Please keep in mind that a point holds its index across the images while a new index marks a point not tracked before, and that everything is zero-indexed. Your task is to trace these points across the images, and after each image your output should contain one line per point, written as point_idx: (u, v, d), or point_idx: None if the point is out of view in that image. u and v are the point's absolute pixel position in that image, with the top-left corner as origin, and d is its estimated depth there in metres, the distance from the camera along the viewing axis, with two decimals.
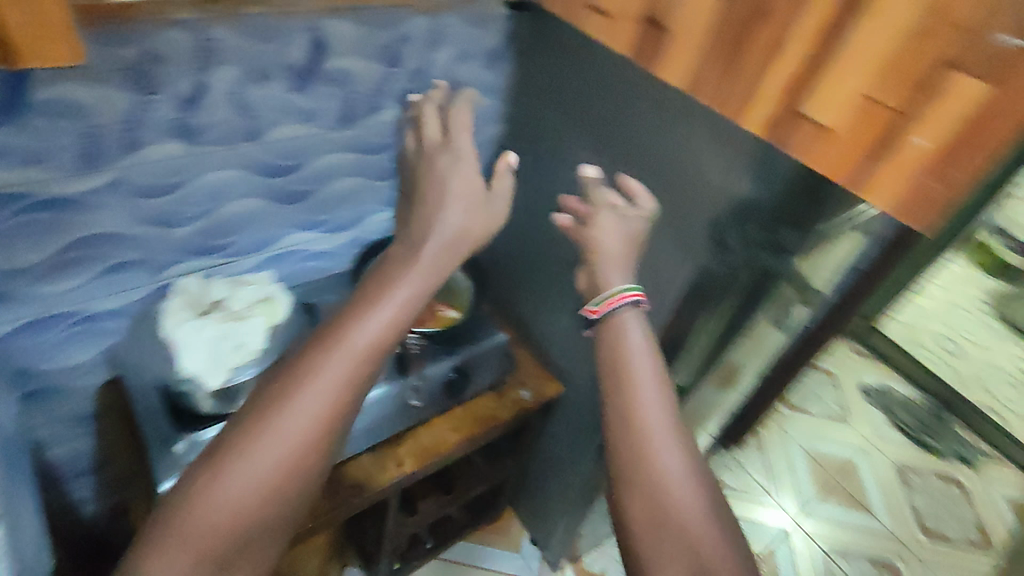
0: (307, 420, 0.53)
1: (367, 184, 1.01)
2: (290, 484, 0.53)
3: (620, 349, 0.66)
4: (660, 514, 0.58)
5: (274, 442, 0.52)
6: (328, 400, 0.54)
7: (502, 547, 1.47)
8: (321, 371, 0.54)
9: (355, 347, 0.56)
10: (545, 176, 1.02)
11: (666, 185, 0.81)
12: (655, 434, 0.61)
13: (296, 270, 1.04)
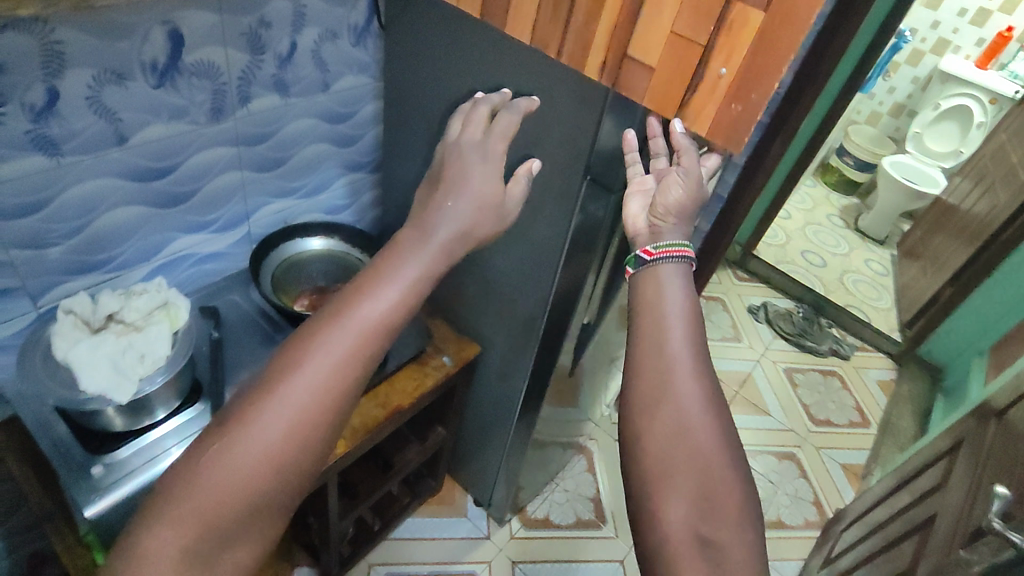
0: (298, 399, 0.46)
1: (253, 177, 0.99)
2: (292, 463, 0.46)
3: (655, 313, 0.56)
4: (674, 453, 0.52)
5: (266, 420, 0.45)
6: (326, 373, 0.47)
7: (447, 515, 1.52)
8: (313, 345, 0.48)
9: (369, 318, 0.49)
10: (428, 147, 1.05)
11: (539, 138, 0.87)
12: (677, 372, 0.54)
13: (190, 278, 1.01)
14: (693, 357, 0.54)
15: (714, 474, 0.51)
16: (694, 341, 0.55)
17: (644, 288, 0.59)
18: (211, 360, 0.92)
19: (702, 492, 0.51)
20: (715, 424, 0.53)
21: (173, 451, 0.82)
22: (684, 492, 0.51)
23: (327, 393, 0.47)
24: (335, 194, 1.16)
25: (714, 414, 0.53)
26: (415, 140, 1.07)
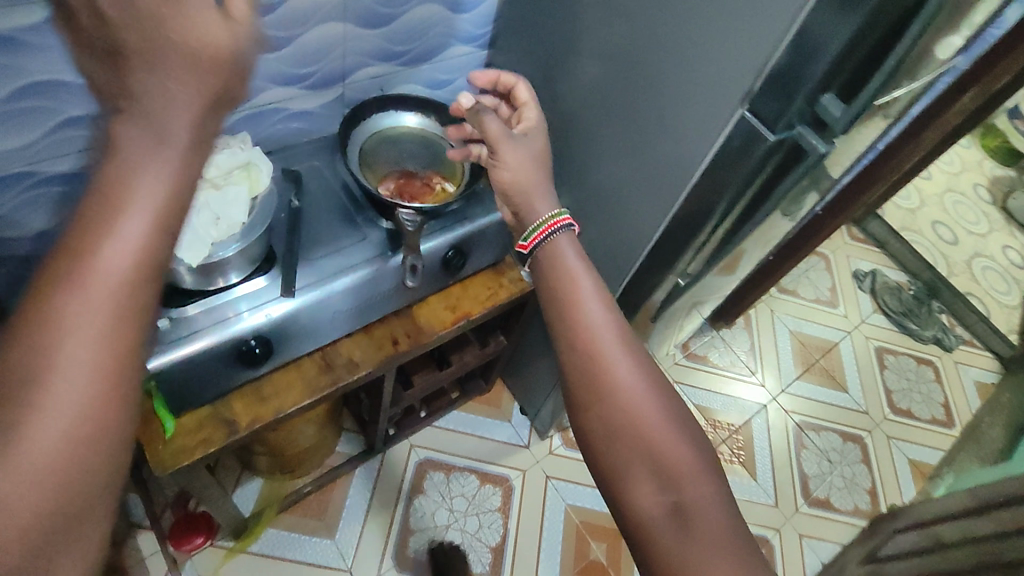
0: (86, 355, 0.35)
1: (356, 33, 0.88)
2: (101, 422, 0.36)
3: (554, 279, 0.65)
4: (598, 369, 0.60)
5: (61, 396, 0.34)
6: (89, 334, 0.35)
7: (492, 417, 1.51)
8: (49, 312, 0.34)
9: (116, 262, 0.35)
10: (556, 26, 0.89)
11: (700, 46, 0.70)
12: (586, 310, 0.62)
13: (276, 135, 0.94)
14: (597, 305, 0.62)
15: (631, 388, 0.58)
16: (597, 292, 0.64)
17: (547, 260, 0.67)
18: (287, 229, 0.87)
19: (622, 400, 0.58)
20: (636, 351, 0.61)
21: (241, 318, 0.79)
22: (622, 404, 0.58)
23: (102, 330, 0.35)
24: (440, 66, 1.03)
25: (630, 341, 0.61)
26: (541, 16, 0.91)
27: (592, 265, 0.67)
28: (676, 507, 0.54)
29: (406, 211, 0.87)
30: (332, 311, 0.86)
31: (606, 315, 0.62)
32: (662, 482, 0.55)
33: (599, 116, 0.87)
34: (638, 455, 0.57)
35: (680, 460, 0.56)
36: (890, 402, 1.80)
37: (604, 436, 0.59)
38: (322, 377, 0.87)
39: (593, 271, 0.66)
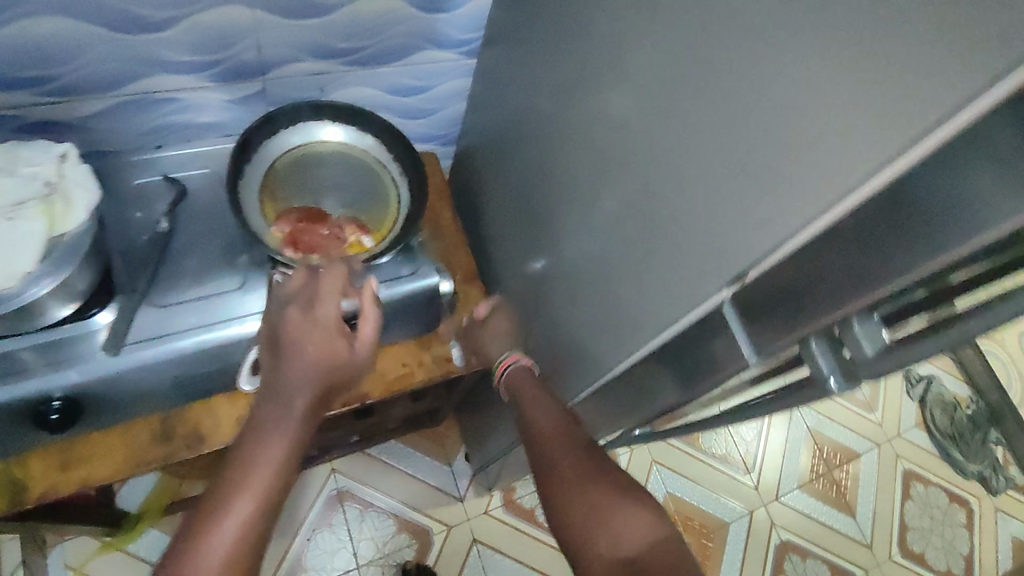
0: (276, 456, 0.54)
1: (277, 23, 0.64)
2: (256, 537, 0.51)
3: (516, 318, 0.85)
4: (549, 459, 0.60)
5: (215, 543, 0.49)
6: (282, 438, 0.54)
7: (432, 457, 1.35)
8: (279, 429, 0.55)
9: (272, 459, 0.53)
10: (550, 67, 0.64)
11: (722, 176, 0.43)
12: (534, 414, 0.67)
13: (172, 125, 0.72)
14: (538, 421, 0.65)
15: (577, 468, 0.57)
16: (548, 399, 0.69)
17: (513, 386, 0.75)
18: (144, 261, 0.68)
19: (563, 472, 0.58)
20: (583, 441, 0.61)
21: (35, 375, 0.62)
22: (574, 495, 0.55)
23: (268, 468, 0.53)
24: (409, 73, 0.78)
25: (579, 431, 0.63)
26: (543, 45, 0.65)
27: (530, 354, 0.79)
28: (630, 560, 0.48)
29: (290, 271, 0.67)
30: (178, 375, 0.68)
31: (552, 412, 0.66)
32: (609, 535, 0.51)
33: (582, 205, 0.62)
34: (587, 525, 0.52)
35: (625, 528, 0.50)
36: (902, 539, 1.53)
37: (564, 518, 0.54)
38: (153, 449, 0.71)
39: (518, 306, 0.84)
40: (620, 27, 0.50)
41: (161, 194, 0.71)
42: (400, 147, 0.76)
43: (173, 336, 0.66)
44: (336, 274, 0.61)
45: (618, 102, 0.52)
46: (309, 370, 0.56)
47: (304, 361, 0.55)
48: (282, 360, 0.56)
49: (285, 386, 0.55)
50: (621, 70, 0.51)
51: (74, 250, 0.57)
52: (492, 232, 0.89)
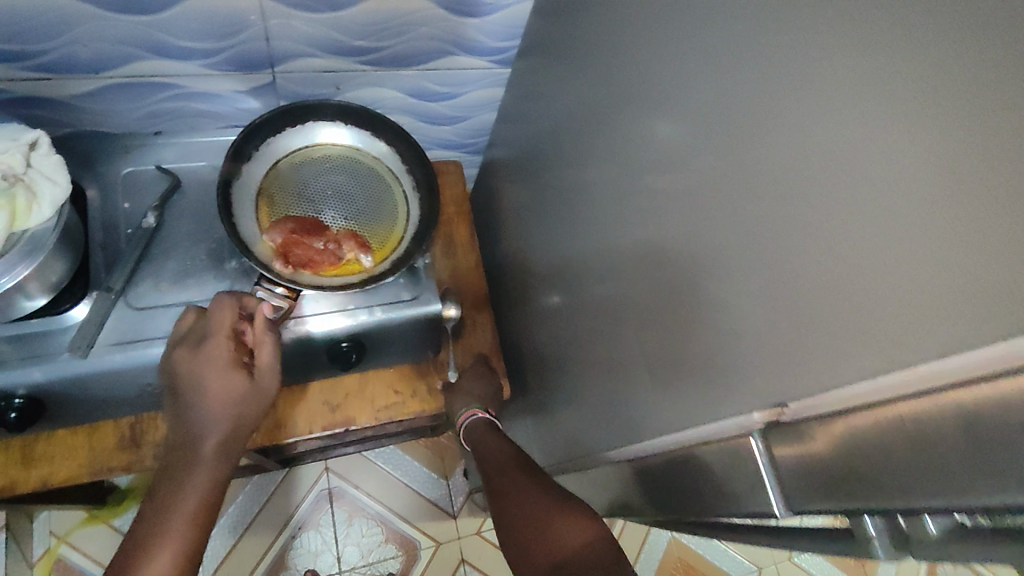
0: (202, 490, 0.58)
1: (285, 14, 0.58)
2: (185, 541, 0.57)
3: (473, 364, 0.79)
4: (501, 479, 0.63)
5: (161, 555, 0.55)
6: (204, 472, 0.58)
7: (432, 467, 1.30)
8: (184, 477, 0.57)
9: (201, 480, 0.58)
10: (596, 96, 0.56)
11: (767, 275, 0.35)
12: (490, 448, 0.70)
13: (170, 111, 0.69)
14: (496, 453, 0.68)
15: (519, 482, 0.60)
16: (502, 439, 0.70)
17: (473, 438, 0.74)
18: (124, 257, 0.62)
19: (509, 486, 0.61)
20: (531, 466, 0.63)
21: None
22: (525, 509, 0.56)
23: (199, 498, 0.58)
24: (435, 75, 0.73)
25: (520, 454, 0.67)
26: (591, 70, 0.57)
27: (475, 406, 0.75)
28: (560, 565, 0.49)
29: (276, 288, 0.61)
30: (148, 384, 0.63)
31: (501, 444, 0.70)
32: (544, 540, 0.52)
33: (614, 255, 0.55)
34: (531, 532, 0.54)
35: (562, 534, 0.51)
36: None
37: (513, 522, 0.56)
38: (119, 454, 0.66)
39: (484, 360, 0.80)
40: (679, 67, 0.42)
41: (153, 185, 0.67)
42: (414, 157, 0.70)
43: (147, 342, 0.60)
44: (223, 316, 0.58)
45: (665, 155, 0.44)
46: (211, 411, 0.58)
47: (207, 401, 0.57)
48: (184, 403, 0.57)
49: (193, 428, 0.58)
50: (672, 118, 0.43)
51: (37, 245, 0.51)
52: (514, 256, 0.83)
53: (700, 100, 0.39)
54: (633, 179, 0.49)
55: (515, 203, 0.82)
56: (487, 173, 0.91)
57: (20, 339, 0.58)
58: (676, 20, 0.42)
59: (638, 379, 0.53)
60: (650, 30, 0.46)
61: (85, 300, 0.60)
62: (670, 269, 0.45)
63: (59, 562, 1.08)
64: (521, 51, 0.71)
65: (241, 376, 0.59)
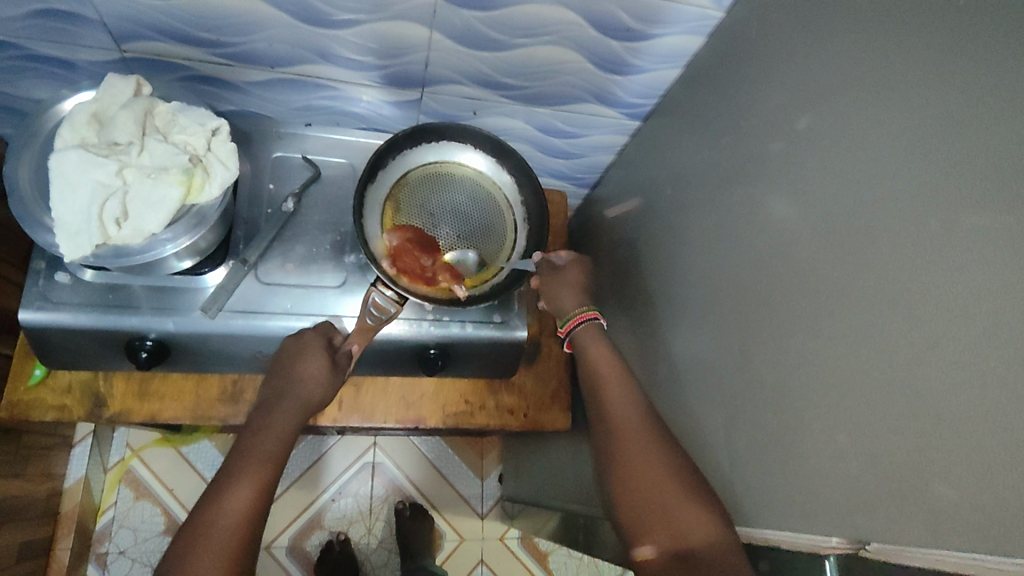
0: (280, 438, 0.61)
1: (450, 47, 0.63)
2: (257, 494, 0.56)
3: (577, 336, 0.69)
4: (619, 443, 0.58)
5: (228, 508, 0.54)
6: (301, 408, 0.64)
7: (470, 464, 1.35)
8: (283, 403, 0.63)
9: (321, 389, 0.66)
10: (719, 181, 0.59)
11: (888, 419, 0.37)
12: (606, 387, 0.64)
13: (323, 107, 0.75)
14: (620, 403, 0.61)
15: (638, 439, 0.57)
16: (628, 396, 0.62)
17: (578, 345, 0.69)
18: (262, 234, 0.69)
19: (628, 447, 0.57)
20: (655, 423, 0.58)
21: (138, 312, 0.65)
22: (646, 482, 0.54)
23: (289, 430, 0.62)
24: (566, 117, 0.77)
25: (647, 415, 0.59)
26: (725, 152, 0.58)
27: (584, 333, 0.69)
28: (687, 557, 0.49)
29: (387, 292, 0.65)
30: (258, 350, 0.70)
31: (622, 393, 0.62)
32: (671, 530, 0.51)
33: (707, 336, 0.58)
34: (657, 514, 0.52)
35: (690, 519, 0.50)
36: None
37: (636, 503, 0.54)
38: (217, 405, 0.73)
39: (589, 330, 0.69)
40: (832, 192, 0.44)
41: (297, 172, 0.73)
42: (529, 189, 0.73)
43: (268, 315, 0.67)
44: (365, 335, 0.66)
45: (797, 266, 0.46)
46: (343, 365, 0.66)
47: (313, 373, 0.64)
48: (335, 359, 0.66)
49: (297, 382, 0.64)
50: (814, 238, 0.45)
51: (201, 219, 0.58)
52: (600, 297, 0.87)
53: (851, 234, 0.42)
54: (751, 276, 0.52)
55: (610, 246, 0.85)
56: (589, 210, 0.94)
57: (164, 289, 0.66)
58: (840, 147, 0.44)
59: (710, 459, 0.55)
60: (804, 143, 0.48)
61: (222, 267, 0.68)
62: (777, 375, 0.47)
63: (128, 471, 1.19)
64: (657, 112, 0.74)
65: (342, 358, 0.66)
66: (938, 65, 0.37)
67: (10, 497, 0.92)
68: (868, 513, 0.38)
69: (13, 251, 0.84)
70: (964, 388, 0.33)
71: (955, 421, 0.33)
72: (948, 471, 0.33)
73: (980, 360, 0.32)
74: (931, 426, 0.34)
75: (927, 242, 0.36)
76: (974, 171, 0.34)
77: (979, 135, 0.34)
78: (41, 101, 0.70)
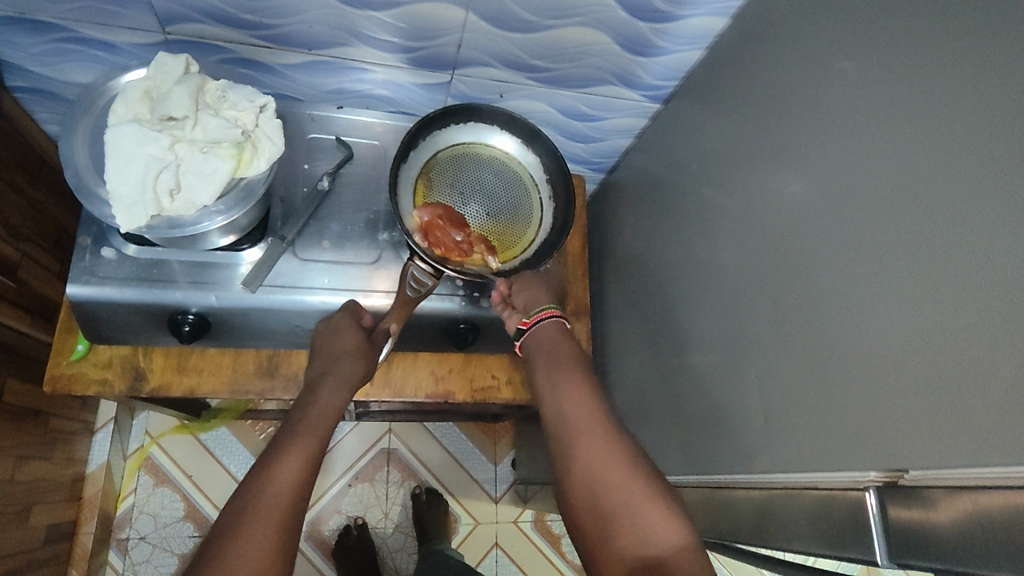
0: (324, 416, 0.62)
1: (482, 27, 0.66)
2: (306, 470, 0.56)
3: (543, 341, 0.72)
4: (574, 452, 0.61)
5: (278, 482, 0.54)
6: (343, 391, 0.64)
7: (483, 450, 1.37)
8: (322, 385, 0.64)
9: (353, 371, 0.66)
10: (740, 153, 0.62)
11: (924, 357, 0.40)
12: (566, 400, 0.66)
13: (354, 91, 0.77)
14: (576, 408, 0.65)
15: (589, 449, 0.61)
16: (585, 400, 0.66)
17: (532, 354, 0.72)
18: (298, 212, 0.71)
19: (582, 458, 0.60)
20: (620, 441, 0.61)
21: (180, 287, 0.67)
22: (607, 486, 0.58)
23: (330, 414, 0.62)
24: (588, 100, 0.79)
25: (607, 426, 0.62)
26: (748, 125, 0.61)
27: (548, 328, 0.72)
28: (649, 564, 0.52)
29: (425, 266, 0.68)
30: (295, 324, 0.72)
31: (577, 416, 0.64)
32: (633, 534, 0.54)
33: (734, 302, 0.61)
34: (610, 520, 0.56)
35: (655, 524, 0.54)
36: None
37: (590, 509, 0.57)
38: (253, 380, 0.74)
39: (551, 333, 0.72)
40: (861, 153, 0.47)
41: (331, 153, 0.76)
42: (556, 169, 0.76)
43: (308, 289, 0.69)
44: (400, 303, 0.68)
45: (826, 228, 0.49)
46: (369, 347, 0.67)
47: (345, 346, 0.66)
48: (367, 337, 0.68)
49: (333, 360, 0.65)
50: (845, 198, 0.48)
51: (249, 192, 0.60)
52: (620, 276, 0.89)
53: (882, 192, 0.44)
54: (781, 241, 0.55)
55: (628, 227, 0.88)
56: (606, 193, 0.97)
57: (205, 265, 0.68)
58: (866, 113, 0.47)
59: (739, 416, 0.58)
60: (830, 111, 0.50)
61: (261, 245, 0.70)
62: (808, 329, 0.50)
63: (147, 458, 1.20)
64: (676, 94, 0.76)
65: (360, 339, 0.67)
66: (963, 24, 0.40)
67: (38, 479, 0.94)
68: (900, 449, 0.41)
69: (45, 235, 0.86)
70: (997, 320, 0.35)
71: (986, 350, 0.36)
72: (982, 399, 0.36)
73: (1004, 295, 0.35)
74: (966, 360, 0.37)
75: (954, 192, 0.39)
76: (1000, 121, 0.36)
77: (1001, 93, 0.37)
78: (82, 85, 0.72)
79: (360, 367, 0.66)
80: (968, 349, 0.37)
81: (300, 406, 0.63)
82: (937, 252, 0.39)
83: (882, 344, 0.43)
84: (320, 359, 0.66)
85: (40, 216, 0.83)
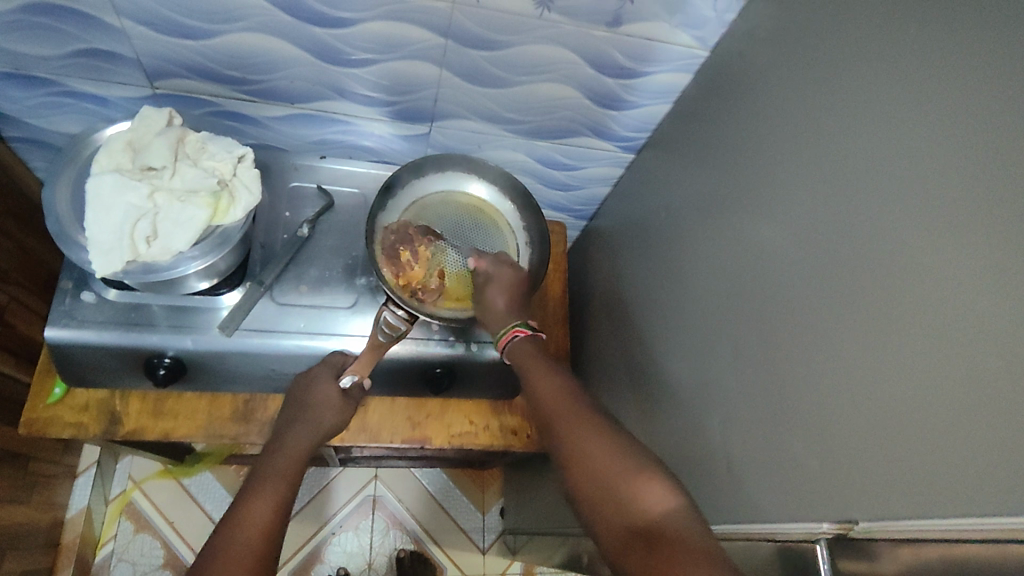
0: (299, 451, 0.63)
1: (458, 84, 0.69)
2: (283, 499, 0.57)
3: (519, 357, 0.67)
4: (564, 444, 0.56)
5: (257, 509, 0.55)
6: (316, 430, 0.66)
7: (470, 497, 1.35)
8: (298, 424, 0.66)
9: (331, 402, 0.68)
10: (703, 202, 0.64)
11: (876, 404, 0.40)
12: (545, 398, 0.62)
13: (337, 142, 0.80)
14: (554, 401, 0.60)
15: (576, 431, 0.56)
16: (568, 398, 0.60)
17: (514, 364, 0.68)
18: (277, 258, 0.73)
19: (566, 440, 0.56)
20: (610, 429, 0.56)
21: (158, 331, 0.68)
22: (594, 465, 0.53)
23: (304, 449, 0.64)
24: (564, 151, 0.82)
25: (594, 411, 0.58)
26: (711, 176, 0.63)
27: (518, 344, 0.68)
28: (643, 528, 0.47)
29: (398, 311, 0.68)
30: (271, 366, 0.73)
31: (567, 403, 0.60)
32: (622, 506, 0.49)
33: (701, 349, 0.61)
34: (601, 493, 0.51)
35: (648, 491, 0.49)
36: None
37: (580, 489, 0.53)
38: (228, 424, 0.74)
39: (522, 349, 0.67)
40: (811, 205, 0.48)
41: (312, 201, 0.78)
42: (530, 216, 0.77)
43: (282, 332, 0.70)
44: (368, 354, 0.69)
45: (783, 277, 0.50)
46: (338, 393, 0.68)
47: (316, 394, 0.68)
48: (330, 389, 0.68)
49: (308, 403, 0.67)
50: (799, 249, 0.49)
51: (225, 239, 0.62)
52: (598, 323, 0.90)
53: (831, 243, 0.45)
54: (742, 289, 0.56)
55: (606, 273, 0.89)
56: (587, 239, 0.99)
57: (182, 309, 0.69)
58: (814, 167, 0.48)
59: (707, 465, 0.58)
60: (783, 165, 0.52)
61: (239, 288, 0.71)
62: (767, 377, 0.51)
63: (130, 503, 1.19)
64: (648, 145, 0.79)
65: (334, 385, 0.68)
66: (896, 86, 0.42)
67: (16, 524, 0.93)
68: (853, 499, 0.41)
69: (33, 279, 0.87)
70: (938, 368, 0.36)
71: (932, 397, 0.36)
72: (926, 451, 0.36)
73: (939, 345, 0.36)
74: (910, 409, 0.37)
75: (889, 244, 0.40)
76: (931, 179, 0.38)
77: (930, 150, 0.38)
78: (73, 135, 0.75)
79: (331, 410, 0.68)
80: (911, 400, 0.37)
81: (276, 443, 0.64)
82: (881, 302, 0.40)
83: (834, 394, 0.43)
84: (289, 406, 0.68)
85: (28, 261, 0.85)
